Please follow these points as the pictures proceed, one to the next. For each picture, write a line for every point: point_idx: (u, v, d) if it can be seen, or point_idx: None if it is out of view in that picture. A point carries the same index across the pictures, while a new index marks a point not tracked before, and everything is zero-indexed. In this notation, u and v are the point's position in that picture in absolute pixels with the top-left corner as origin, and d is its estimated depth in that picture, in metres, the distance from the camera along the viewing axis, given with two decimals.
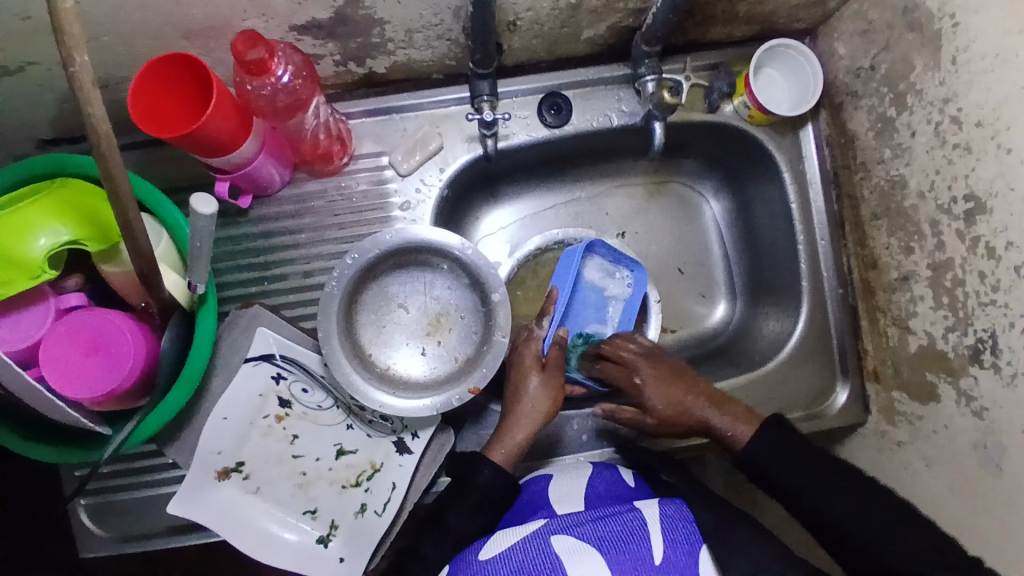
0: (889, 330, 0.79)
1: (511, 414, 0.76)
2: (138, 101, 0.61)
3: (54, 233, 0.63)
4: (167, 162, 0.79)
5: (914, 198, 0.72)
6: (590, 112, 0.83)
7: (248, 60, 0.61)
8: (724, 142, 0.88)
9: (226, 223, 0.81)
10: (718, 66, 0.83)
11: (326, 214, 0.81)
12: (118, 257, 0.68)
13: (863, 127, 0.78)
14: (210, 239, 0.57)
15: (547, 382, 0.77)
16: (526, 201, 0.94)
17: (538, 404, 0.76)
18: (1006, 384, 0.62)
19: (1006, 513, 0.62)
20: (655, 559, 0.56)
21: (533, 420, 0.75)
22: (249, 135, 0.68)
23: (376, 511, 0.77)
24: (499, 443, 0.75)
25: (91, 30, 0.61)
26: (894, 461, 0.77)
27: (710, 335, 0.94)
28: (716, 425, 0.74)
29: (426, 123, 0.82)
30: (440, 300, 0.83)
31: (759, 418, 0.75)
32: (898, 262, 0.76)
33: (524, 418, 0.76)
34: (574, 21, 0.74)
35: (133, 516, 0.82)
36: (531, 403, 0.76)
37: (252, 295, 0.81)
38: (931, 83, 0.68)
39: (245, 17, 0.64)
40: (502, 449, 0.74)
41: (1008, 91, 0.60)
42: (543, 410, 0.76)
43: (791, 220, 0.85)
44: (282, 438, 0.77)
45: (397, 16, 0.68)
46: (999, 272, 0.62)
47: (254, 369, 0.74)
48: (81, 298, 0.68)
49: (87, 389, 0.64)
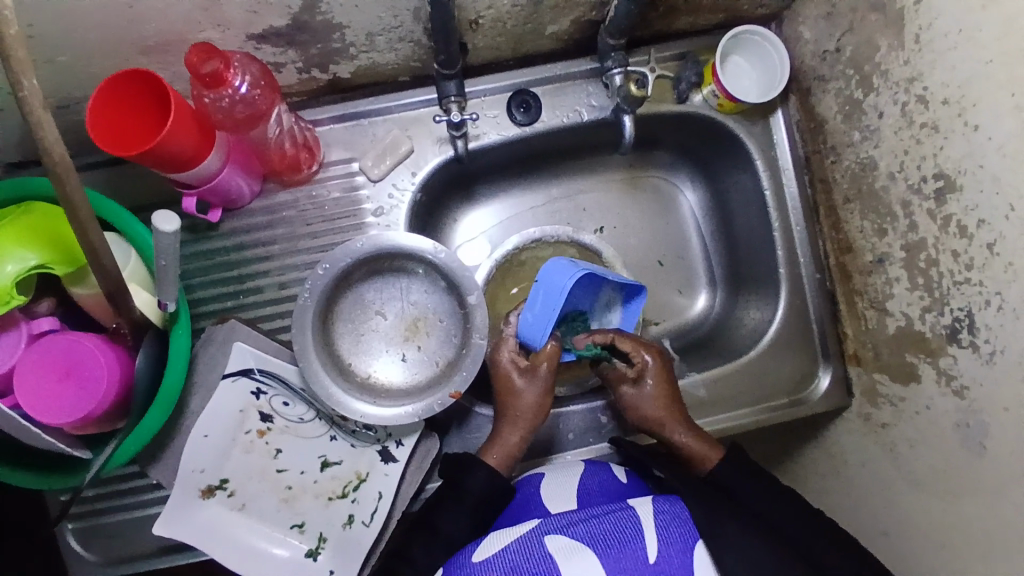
0: (867, 313, 0.79)
1: (502, 415, 0.77)
2: (96, 123, 0.59)
3: (22, 258, 0.61)
4: (133, 180, 0.78)
5: (885, 179, 0.72)
6: (560, 108, 0.82)
7: (203, 72, 0.60)
8: (695, 132, 0.87)
9: (198, 238, 0.80)
10: (685, 56, 0.83)
11: (299, 224, 0.80)
12: (87, 279, 0.66)
13: (832, 111, 0.78)
14: (175, 256, 0.57)
15: (537, 383, 0.76)
16: (503, 201, 0.93)
17: (526, 406, 0.76)
18: (984, 362, 0.62)
19: (991, 489, 0.63)
20: (650, 559, 0.56)
21: (522, 425, 0.76)
22: (213, 148, 0.67)
23: (364, 520, 0.77)
24: (492, 448, 0.75)
25: (44, 50, 0.60)
26: (879, 443, 0.77)
27: (692, 326, 0.94)
28: (683, 445, 0.75)
29: (395, 127, 0.81)
30: (417, 304, 0.82)
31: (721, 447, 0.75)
32: (872, 244, 0.76)
33: (516, 419, 0.76)
34: (537, 18, 0.73)
35: (121, 539, 0.81)
36: (521, 402, 0.76)
37: (226, 310, 0.80)
38: (896, 64, 0.68)
39: (200, 29, 0.63)
40: (495, 452, 0.75)
41: (972, 69, 0.60)
42: (533, 411, 0.76)
43: (766, 208, 0.85)
44: (264, 453, 0.76)
45: (356, 20, 0.67)
46: (972, 250, 0.62)
47: (233, 386, 0.74)
48: (52, 322, 0.66)
49: (63, 414, 0.62)
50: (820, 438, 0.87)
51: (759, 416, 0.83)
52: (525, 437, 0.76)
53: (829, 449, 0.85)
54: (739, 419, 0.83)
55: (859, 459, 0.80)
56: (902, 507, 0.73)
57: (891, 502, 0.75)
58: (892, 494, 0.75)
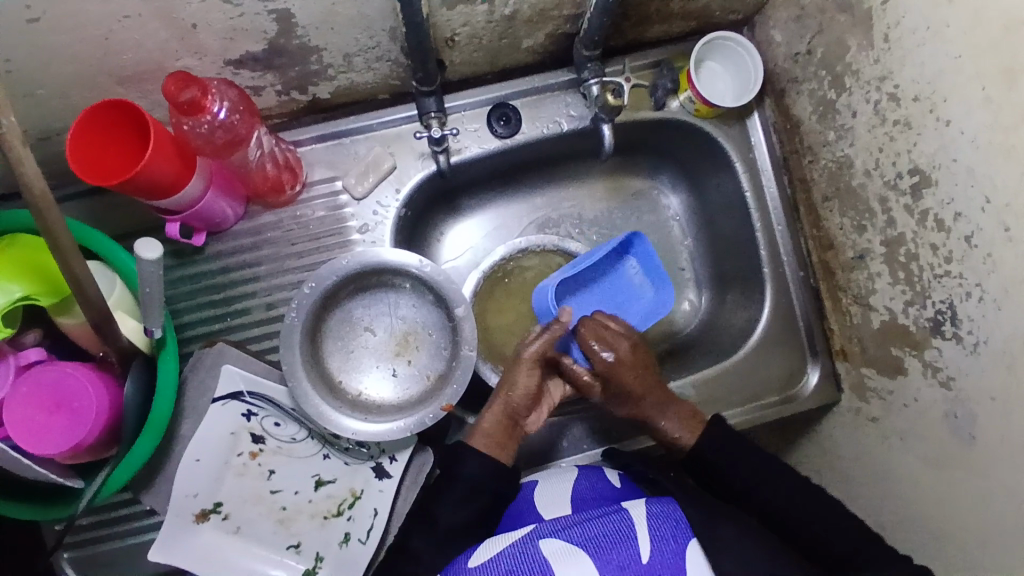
0: (851, 309, 0.80)
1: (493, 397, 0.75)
2: (76, 153, 0.60)
3: (5, 291, 0.62)
4: (115, 208, 0.78)
5: (861, 177, 0.73)
6: (540, 120, 0.83)
7: (182, 100, 0.60)
8: (674, 137, 0.88)
9: (184, 263, 0.80)
10: (660, 64, 0.84)
11: (284, 244, 0.81)
12: (73, 309, 0.66)
13: (806, 111, 0.79)
14: (159, 283, 0.57)
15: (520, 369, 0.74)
16: (487, 211, 0.94)
17: (517, 394, 0.74)
18: (969, 353, 0.63)
19: (984, 478, 0.63)
20: (643, 558, 0.56)
21: (499, 407, 0.74)
22: (194, 174, 0.67)
23: (360, 538, 0.76)
24: (481, 433, 0.73)
25: (24, 84, 0.61)
26: (871, 436, 0.78)
27: (680, 329, 0.94)
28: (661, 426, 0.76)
29: (377, 145, 0.82)
30: (406, 319, 0.83)
31: (700, 420, 0.77)
32: (853, 241, 0.77)
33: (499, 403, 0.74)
34: (512, 33, 0.74)
35: (117, 567, 0.80)
36: (511, 387, 0.74)
37: (215, 333, 0.80)
38: (866, 63, 0.69)
39: (177, 57, 0.64)
40: (483, 438, 0.73)
41: (941, 66, 0.61)
42: (512, 397, 0.74)
43: (747, 209, 0.86)
44: (257, 475, 0.76)
45: (332, 42, 0.68)
46: (950, 243, 0.63)
47: (223, 408, 0.73)
48: (41, 353, 0.66)
49: (54, 445, 0.62)
50: (813, 435, 0.87)
51: (748, 415, 0.84)
52: (503, 420, 0.74)
53: (822, 445, 0.85)
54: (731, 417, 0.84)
55: (852, 453, 0.80)
56: (896, 500, 0.74)
57: (884, 496, 0.75)
58: (885, 488, 0.75)
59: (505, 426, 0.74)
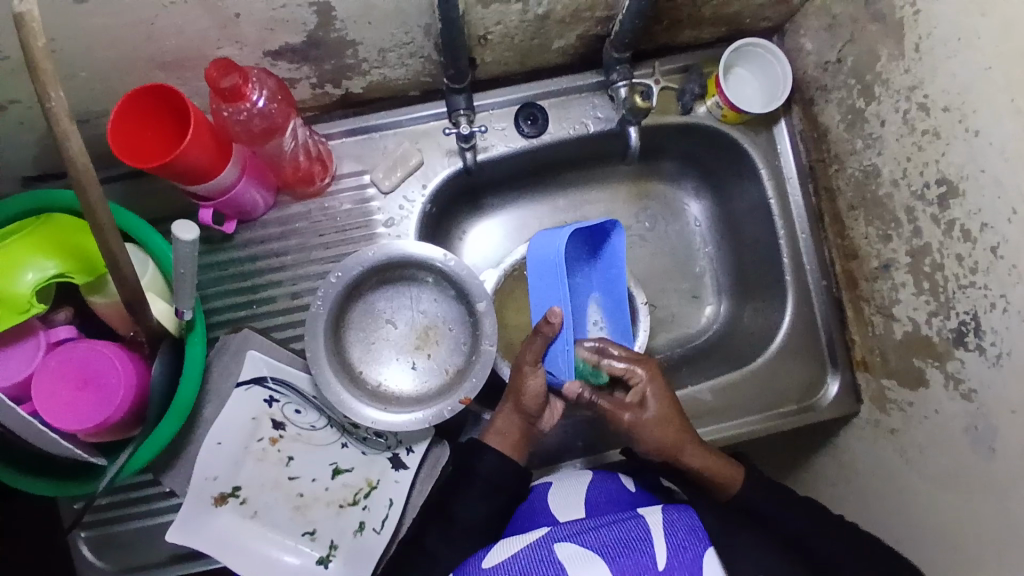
0: (874, 319, 0.79)
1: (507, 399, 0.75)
2: (119, 136, 0.61)
3: (41, 267, 0.63)
4: (148, 193, 0.80)
5: (889, 186, 0.73)
6: (566, 120, 0.84)
7: (222, 87, 0.61)
8: (700, 142, 0.89)
9: (213, 249, 0.81)
10: (689, 69, 0.85)
11: (311, 234, 0.82)
12: (105, 289, 0.67)
13: (835, 120, 0.79)
14: (193, 265, 0.58)
15: (528, 371, 0.72)
16: (509, 210, 0.95)
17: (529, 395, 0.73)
18: (991, 364, 0.63)
19: (1003, 490, 0.62)
20: (659, 565, 0.56)
21: (513, 408, 0.74)
22: (229, 161, 0.69)
23: (375, 528, 0.77)
24: (496, 434, 0.74)
25: (68, 66, 0.62)
26: (890, 448, 0.77)
27: (699, 334, 0.94)
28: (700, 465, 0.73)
29: (406, 140, 0.83)
30: (427, 313, 0.83)
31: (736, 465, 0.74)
32: (877, 250, 0.77)
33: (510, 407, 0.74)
34: (544, 33, 0.75)
35: (134, 548, 0.81)
36: (522, 393, 0.73)
37: (240, 319, 0.82)
38: (897, 73, 0.69)
39: (218, 46, 0.65)
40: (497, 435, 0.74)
41: (971, 75, 0.61)
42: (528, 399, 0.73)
43: (771, 216, 0.86)
44: (277, 461, 0.77)
45: (368, 37, 0.69)
46: (976, 253, 0.63)
47: (246, 394, 0.75)
48: (70, 330, 0.67)
49: (79, 421, 0.64)
50: (831, 446, 0.87)
51: (768, 422, 0.84)
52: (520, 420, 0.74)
53: (840, 456, 0.85)
54: (752, 424, 0.84)
55: (870, 464, 0.80)
56: (913, 512, 0.73)
57: (901, 507, 0.75)
58: (903, 500, 0.74)
59: (522, 423, 0.75)
